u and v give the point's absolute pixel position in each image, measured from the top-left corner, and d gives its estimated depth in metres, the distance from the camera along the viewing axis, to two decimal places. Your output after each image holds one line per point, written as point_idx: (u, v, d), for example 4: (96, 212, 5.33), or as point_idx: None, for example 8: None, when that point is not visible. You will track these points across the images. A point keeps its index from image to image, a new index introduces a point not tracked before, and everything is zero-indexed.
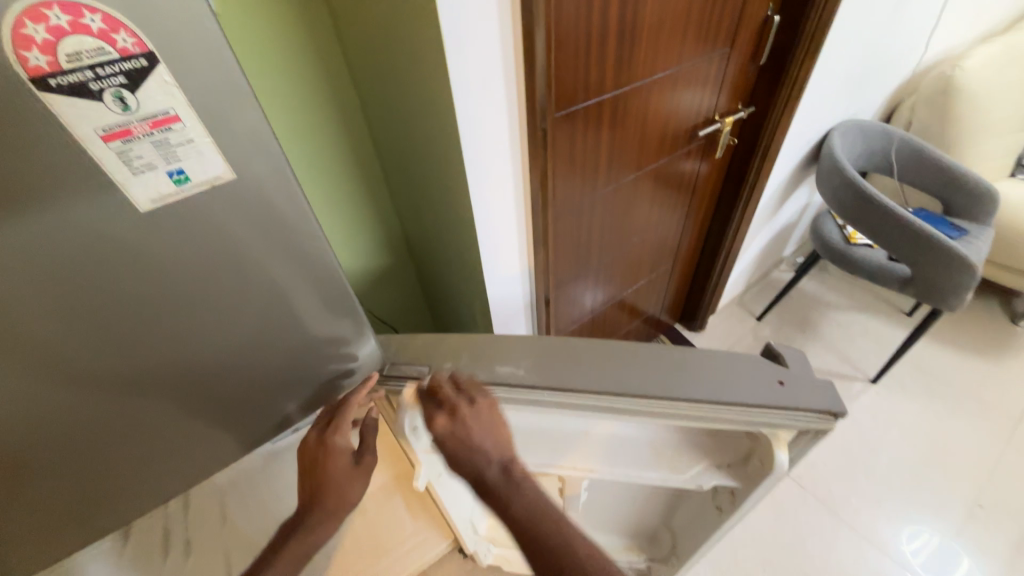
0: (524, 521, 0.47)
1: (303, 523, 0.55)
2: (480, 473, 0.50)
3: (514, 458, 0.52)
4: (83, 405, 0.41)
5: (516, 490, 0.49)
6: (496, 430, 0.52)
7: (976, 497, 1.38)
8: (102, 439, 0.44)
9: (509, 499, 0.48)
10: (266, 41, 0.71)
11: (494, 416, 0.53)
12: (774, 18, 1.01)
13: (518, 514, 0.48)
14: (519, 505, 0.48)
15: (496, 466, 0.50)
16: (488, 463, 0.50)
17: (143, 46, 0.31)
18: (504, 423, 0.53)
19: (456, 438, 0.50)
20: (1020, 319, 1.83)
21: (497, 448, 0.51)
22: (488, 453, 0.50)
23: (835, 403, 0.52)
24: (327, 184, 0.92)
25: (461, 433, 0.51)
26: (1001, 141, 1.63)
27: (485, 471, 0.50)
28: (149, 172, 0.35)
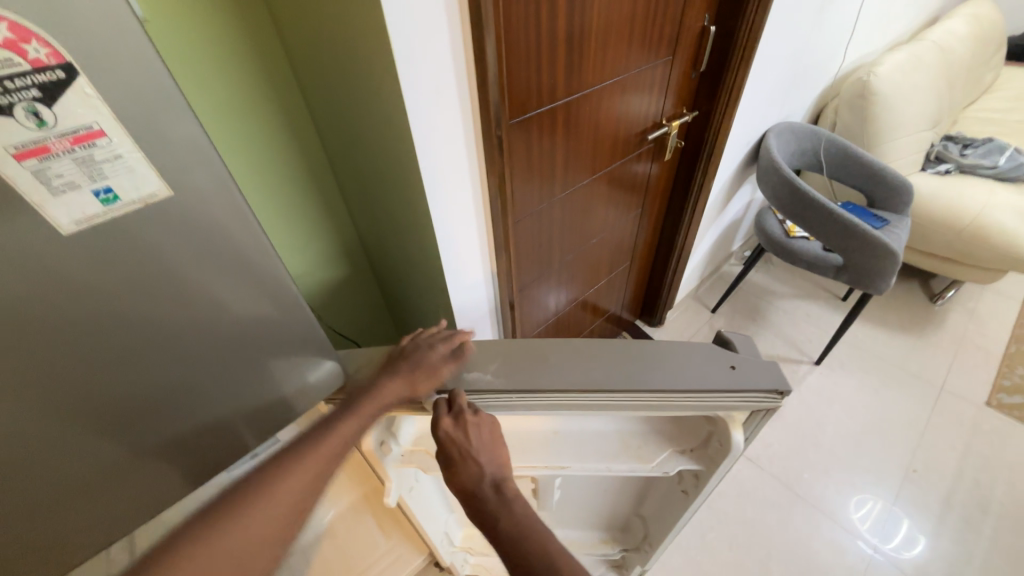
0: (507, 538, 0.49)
1: (373, 390, 0.53)
2: (471, 485, 0.53)
3: (503, 476, 0.55)
4: (2, 454, 0.37)
5: (502, 507, 0.52)
6: (492, 445, 0.55)
7: (910, 462, 1.52)
8: (27, 488, 0.40)
9: (497, 515, 0.51)
10: (201, 48, 0.67)
11: (494, 434, 0.55)
12: (711, 27, 1.07)
13: (500, 533, 0.49)
14: (503, 519, 0.50)
15: (487, 482, 0.53)
16: (481, 478, 0.53)
17: (59, 57, 0.29)
18: (501, 442, 0.56)
19: (455, 445, 0.53)
20: (937, 298, 2.03)
21: (488, 464, 0.54)
22: (481, 466, 0.53)
23: (781, 382, 0.56)
24: (277, 196, 0.89)
25: (463, 443, 0.53)
26: (911, 139, 1.81)
27: (475, 482, 0.53)
28: (71, 192, 0.32)
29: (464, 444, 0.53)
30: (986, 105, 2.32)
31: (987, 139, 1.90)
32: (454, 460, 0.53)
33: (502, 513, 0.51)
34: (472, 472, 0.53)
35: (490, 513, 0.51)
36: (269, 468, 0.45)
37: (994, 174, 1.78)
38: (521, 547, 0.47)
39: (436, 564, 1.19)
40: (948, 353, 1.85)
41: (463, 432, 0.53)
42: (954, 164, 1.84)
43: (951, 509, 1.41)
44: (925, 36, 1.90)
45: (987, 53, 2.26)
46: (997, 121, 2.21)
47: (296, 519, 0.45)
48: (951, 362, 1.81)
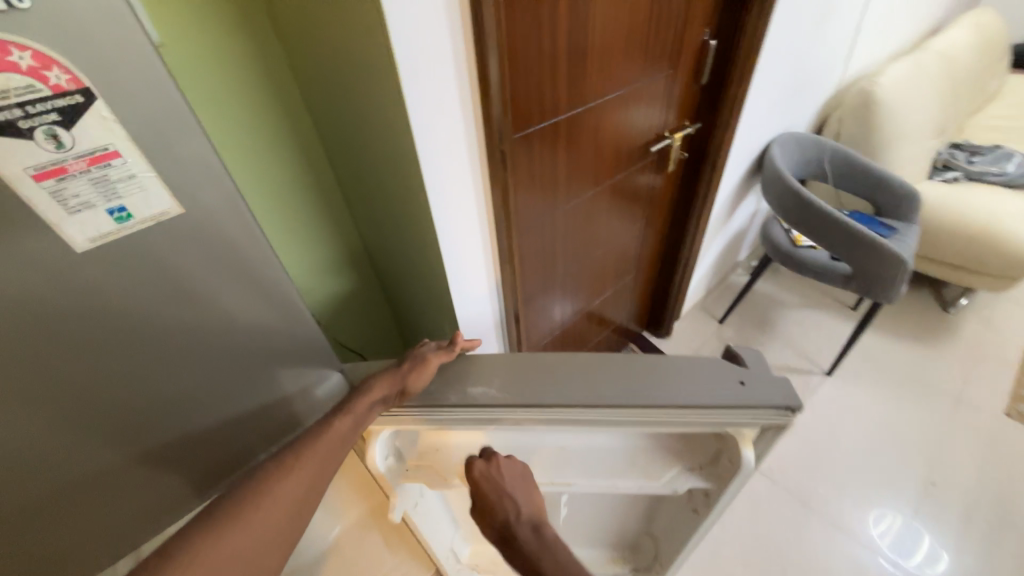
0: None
1: (363, 387, 0.55)
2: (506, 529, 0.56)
3: (541, 519, 0.56)
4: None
5: (544, 548, 0.53)
6: (525, 487, 0.58)
7: (929, 476, 1.48)
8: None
9: (540, 556, 0.52)
10: (214, 69, 0.70)
11: (525, 477, 0.59)
12: (711, 41, 1.09)
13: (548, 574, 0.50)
14: (547, 560, 0.51)
15: (526, 522, 0.55)
16: (519, 520, 0.55)
17: (78, 82, 0.30)
18: (534, 485, 0.59)
19: (490, 484, 0.57)
20: (950, 307, 2.00)
21: (524, 503, 0.56)
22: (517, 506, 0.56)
23: (793, 398, 0.54)
24: (285, 210, 0.90)
25: (497, 483, 0.57)
26: (917, 147, 1.80)
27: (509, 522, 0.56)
28: (86, 211, 0.33)
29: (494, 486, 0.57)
30: (992, 112, 2.31)
31: (995, 146, 1.89)
32: (490, 500, 0.56)
33: (544, 552, 0.52)
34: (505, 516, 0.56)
35: (531, 554, 0.53)
36: (244, 495, 0.47)
37: (1003, 181, 1.76)
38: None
39: None
40: (964, 363, 1.81)
41: (491, 476, 0.57)
42: (962, 172, 1.82)
43: (973, 526, 1.37)
44: (928, 45, 1.91)
45: (992, 61, 2.26)
46: (1004, 128, 2.19)
47: (295, 517, 0.49)
48: (967, 373, 1.77)
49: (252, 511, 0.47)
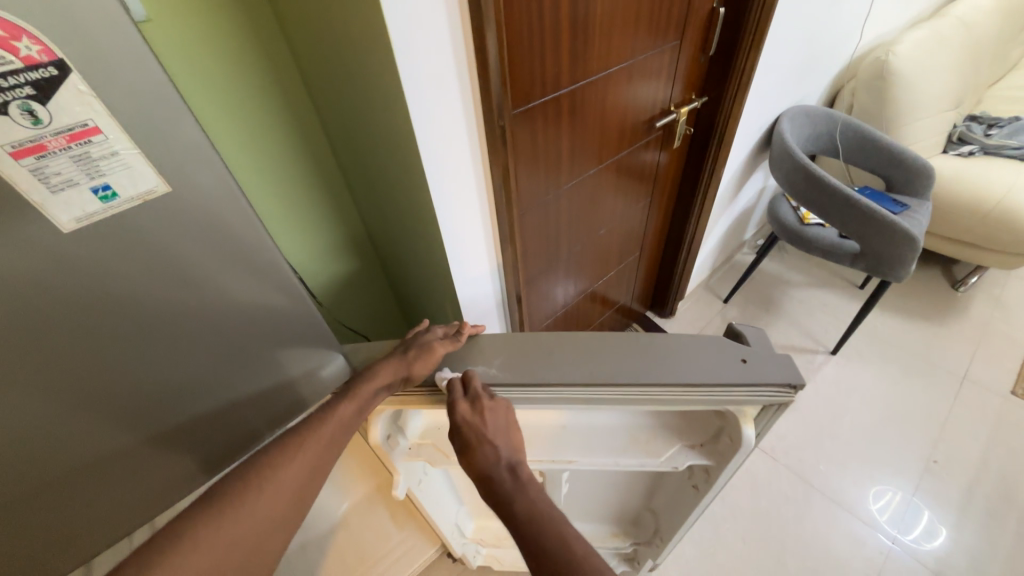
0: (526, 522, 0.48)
1: (370, 370, 0.56)
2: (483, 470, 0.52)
3: (520, 461, 0.54)
4: (16, 452, 0.38)
5: (519, 491, 0.50)
6: (507, 429, 0.54)
7: (931, 453, 1.48)
8: (42, 485, 0.41)
9: (514, 499, 0.50)
10: (202, 45, 0.67)
11: (508, 417, 0.54)
12: (720, 9, 1.04)
13: (519, 518, 0.48)
14: (520, 503, 0.49)
15: (504, 466, 0.52)
16: (497, 464, 0.52)
17: (51, 54, 0.29)
18: (516, 426, 0.55)
19: (471, 428, 0.52)
20: (959, 285, 1.97)
21: (504, 447, 0.53)
22: (497, 450, 0.52)
23: (795, 375, 0.54)
24: (283, 192, 0.89)
25: (478, 425, 0.52)
26: (932, 120, 1.75)
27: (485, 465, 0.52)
28: (69, 189, 0.32)
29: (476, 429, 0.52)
30: (1012, 83, 2.22)
31: (1013, 119, 1.82)
32: (470, 442, 0.52)
33: (519, 497, 0.50)
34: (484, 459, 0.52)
35: (505, 496, 0.50)
36: (250, 474, 0.48)
37: (1021, 155, 1.71)
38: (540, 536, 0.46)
39: (448, 557, 1.21)
40: (971, 341, 1.79)
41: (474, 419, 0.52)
42: (978, 146, 1.77)
43: (973, 501, 1.38)
44: (948, 12, 1.82)
45: (1014, 28, 2.16)
46: None
47: (301, 495, 0.50)
48: (974, 351, 1.76)
49: (260, 489, 0.48)
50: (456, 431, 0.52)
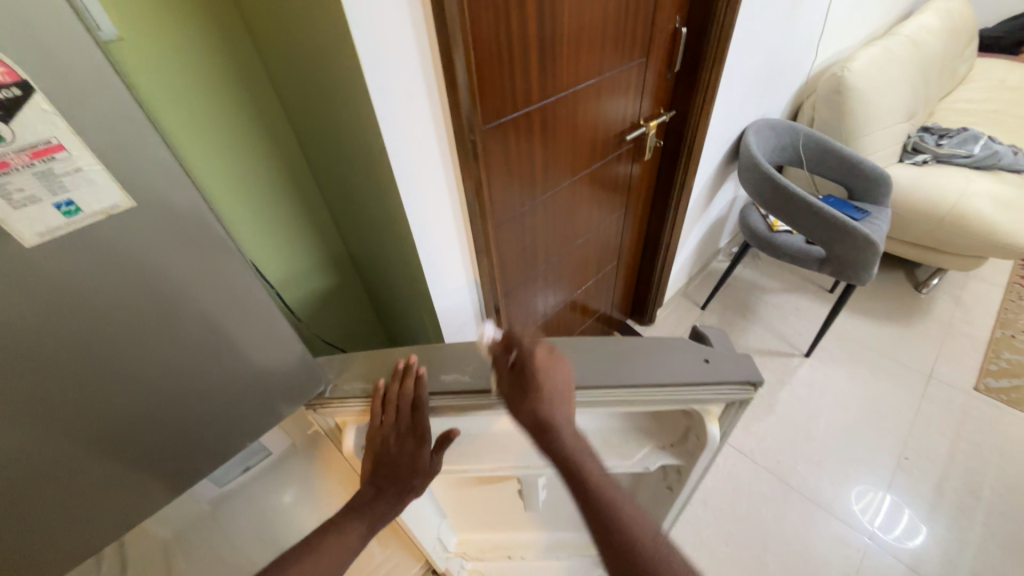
0: (602, 485, 0.48)
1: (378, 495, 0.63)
2: (554, 436, 0.50)
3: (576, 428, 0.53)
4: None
5: (585, 455, 0.50)
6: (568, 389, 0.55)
7: (902, 450, 1.53)
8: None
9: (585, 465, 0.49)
10: (174, 64, 0.68)
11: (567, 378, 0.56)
12: (682, 29, 1.10)
13: (593, 480, 0.48)
14: (592, 468, 0.49)
15: (569, 427, 0.51)
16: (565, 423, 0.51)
17: (15, 75, 0.29)
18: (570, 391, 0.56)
19: (550, 370, 0.53)
20: (922, 287, 2.06)
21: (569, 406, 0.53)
22: (566, 406, 0.52)
23: (753, 373, 0.56)
24: (258, 206, 0.89)
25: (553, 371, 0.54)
26: (888, 132, 1.85)
27: (556, 432, 0.50)
28: (33, 206, 0.32)
29: (563, 390, 0.53)
30: (959, 97, 2.38)
31: (962, 129, 1.94)
32: (545, 387, 0.52)
33: (588, 461, 0.50)
34: (560, 427, 0.50)
35: (573, 458, 0.49)
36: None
37: (970, 163, 1.81)
38: (636, 523, 0.47)
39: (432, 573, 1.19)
40: (935, 340, 1.87)
41: (560, 380, 0.53)
42: (931, 155, 1.87)
43: (943, 494, 1.42)
44: (897, 31, 1.94)
45: (959, 47, 2.32)
46: (971, 112, 2.25)
47: None
48: (938, 350, 1.83)
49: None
50: (538, 371, 0.52)
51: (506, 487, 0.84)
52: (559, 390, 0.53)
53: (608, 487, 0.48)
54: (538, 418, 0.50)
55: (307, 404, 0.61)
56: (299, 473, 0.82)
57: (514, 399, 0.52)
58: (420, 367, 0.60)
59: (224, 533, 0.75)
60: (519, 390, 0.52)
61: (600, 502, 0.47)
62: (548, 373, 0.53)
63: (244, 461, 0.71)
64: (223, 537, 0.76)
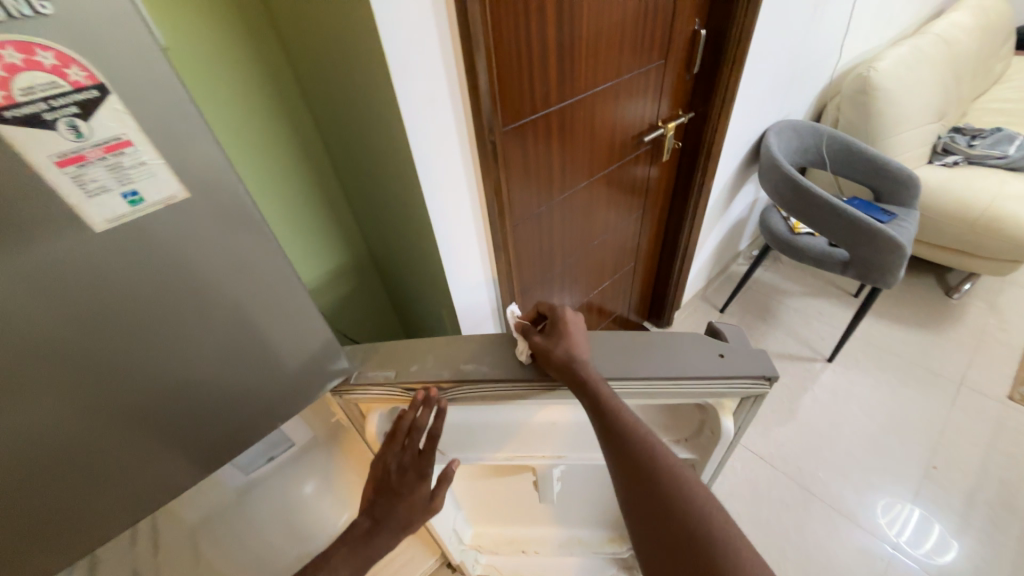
0: (611, 403, 0.52)
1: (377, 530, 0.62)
2: (578, 370, 0.55)
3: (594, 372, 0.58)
4: (32, 445, 0.39)
5: (599, 382, 0.54)
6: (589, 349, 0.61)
7: (930, 460, 1.48)
8: (54, 478, 0.42)
9: (597, 388, 0.53)
10: (215, 71, 0.72)
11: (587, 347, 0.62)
12: (701, 31, 1.10)
13: (603, 399, 0.53)
14: (605, 391, 0.53)
15: (587, 364, 0.57)
16: (585, 362, 0.57)
17: (95, 79, 0.32)
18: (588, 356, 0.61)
19: (573, 325, 0.62)
20: (953, 293, 1.99)
21: (589, 356, 0.59)
22: (586, 352, 0.59)
23: (769, 367, 0.56)
24: (287, 205, 0.93)
25: (575, 328, 0.62)
26: (917, 133, 1.80)
27: (579, 368, 0.56)
28: (103, 195, 0.35)
29: (582, 340, 0.60)
30: (994, 97, 2.29)
31: (996, 129, 1.87)
32: (569, 335, 0.60)
33: (600, 384, 0.54)
34: (583, 366, 0.56)
35: (587, 381, 0.54)
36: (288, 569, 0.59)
37: (1005, 164, 1.75)
38: (650, 441, 0.51)
39: (447, 566, 1.22)
40: (967, 348, 1.80)
41: (579, 332, 0.61)
42: (962, 156, 1.81)
43: (974, 507, 1.37)
44: (927, 29, 1.90)
45: (994, 44, 2.24)
46: (1007, 111, 2.17)
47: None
48: (971, 358, 1.77)
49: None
50: (563, 321, 0.62)
51: (521, 481, 0.86)
52: (580, 340, 0.60)
53: (626, 412, 0.53)
54: (566, 357, 0.57)
55: (332, 389, 0.63)
56: (320, 463, 0.85)
57: (542, 348, 0.59)
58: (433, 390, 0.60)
59: (248, 519, 0.78)
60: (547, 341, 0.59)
61: (620, 425, 0.52)
62: (569, 327, 0.61)
63: (267, 451, 0.74)
64: (246, 524, 0.78)
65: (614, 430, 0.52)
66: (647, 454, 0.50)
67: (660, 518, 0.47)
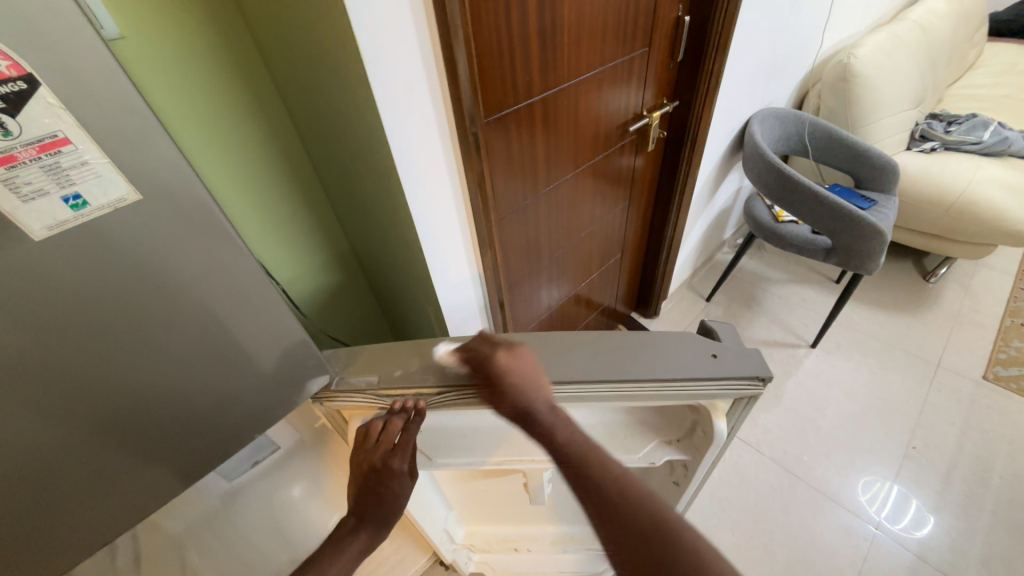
0: (569, 445, 0.53)
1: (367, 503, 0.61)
2: (539, 414, 0.54)
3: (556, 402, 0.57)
4: None
5: (557, 420, 0.55)
6: (538, 377, 0.57)
7: (910, 440, 1.52)
8: (9, 509, 0.39)
9: (554, 428, 0.54)
10: (172, 59, 0.67)
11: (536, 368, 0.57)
12: (685, 18, 1.08)
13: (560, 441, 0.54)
14: (561, 431, 0.54)
15: (542, 404, 0.55)
16: (537, 401, 0.55)
17: (20, 69, 0.29)
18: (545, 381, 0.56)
19: (512, 372, 0.56)
20: (930, 277, 2.04)
21: (541, 391, 0.55)
22: (537, 391, 0.55)
23: (762, 368, 0.56)
24: (260, 203, 0.89)
25: (513, 369, 0.57)
26: (895, 119, 1.82)
27: (537, 410, 0.55)
28: (41, 199, 0.32)
29: (538, 371, 0.57)
30: (968, 83, 2.34)
31: (971, 115, 1.91)
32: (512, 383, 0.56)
33: (559, 425, 0.54)
34: (538, 405, 0.55)
35: (545, 425, 0.54)
36: None
37: (979, 149, 1.79)
38: (618, 476, 0.52)
39: (441, 563, 1.22)
40: (943, 330, 1.85)
41: (532, 363, 0.58)
42: (939, 142, 1.85)
43: (951, 484, 1.41)
44: (904, 16, 1.91)
45: (968, 30, 2.27)
46: (981, 97, 2.21)
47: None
48: (947, 339, 1.82)
49: None
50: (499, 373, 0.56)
51: (512, 480, 0.85)
52: (535, 373, 0.57)
53: (589, 448, 0.54)
54: (523, 398, 0.55)
55: (313, 395, 0.61)
56: (308, 467, 0.83)
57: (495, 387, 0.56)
58: (420, 403, 0.60)
59: (235, 527, 0.75)
60: (501, 377, 0.56)
61: (586, 463, 0.52)
62: (513, 367, 0.57)
63: (252, 456, 0.72)
64: (232, 534, 0.75)
65: (585, 475, 0.52)
66: (618, 488, 0.51)
67: (643, 565, 0.46)
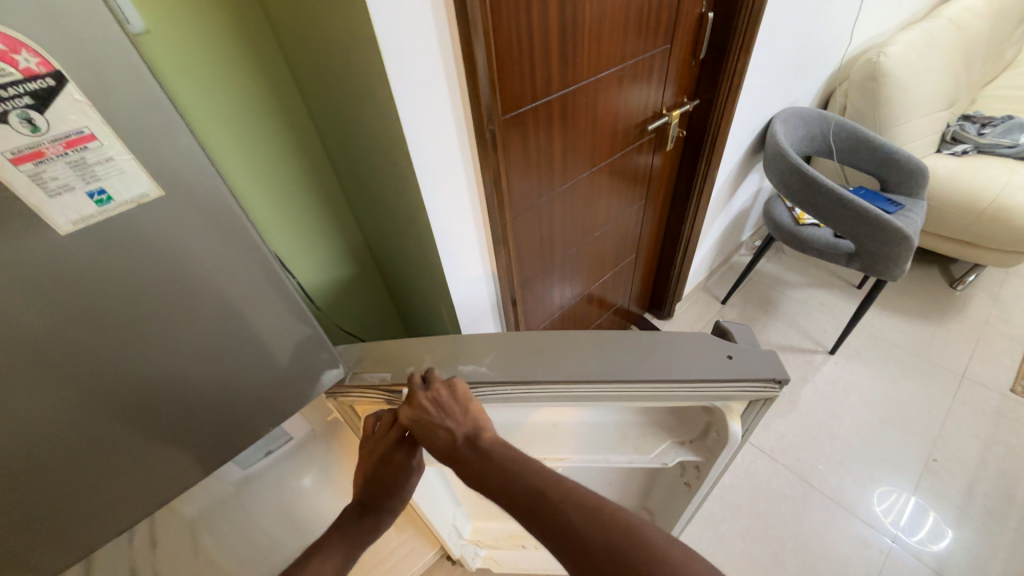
0: (500, 481, 0.50)
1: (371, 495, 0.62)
2: (461, 450, 0.53)
3: (480, 432, 0.54)
4: (10, 456, 0.37)
5: (483, 458, 0.52)
6: (457, 411, 0.55)
7: (930, 452, 1.48)
8: (34, 492, 0.40)
9: (480, 467, 0.52)
10: (194, 54, 0.68)
11: (452, 400, 0.56)
12: (708, 14, 1.06)
13: (488, 480, 0.51)
14: (486, 469, 0.51)
15: (461, 442, 0.53)
16: (454, 442, 0.53)
17: (49, 66, 0.29)
18: (465, 409, 0.55)
19: (421, 422, 0.56)
20: (957, 284, 1.97)
21: (459, 426, 0.54)
22: (452, 430, 0.54)
23: (778, 370, 0.55)
24: (277, 197, 0.90)
25: (423, 416, 0.56)
26: (926, 120, 1.76)
27: (459, 450, 0.53)
28: (66, 194, 0.32)
29: (462, 404, 0.56)
30: (1005, 82, 2.23)
31: (1007, 117, 1.83)
32: (427, 431, 0.55)
33: (484, 464, 0.52)
34: (457, 445, 0.53)
35: (472, 470, 0.52)
36: None
37: (1015, 153, 1.71)
38: (564, 498, 0.46)
39: (447, 558, 1.23)
40: (970, 339, 1.79)
41: (458, 395, 0.56)
42: (972, 145, 1.78)
43: (973, 499, 1.37)
44: (939, 13, 1.84)
45: (1007, 28, 2.18)
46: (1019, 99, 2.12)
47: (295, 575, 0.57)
48: (973, 349, 1.76)
49: None
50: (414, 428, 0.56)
51: None
52: (456, 407, 0.55)
53: (520, 477, 0.49)
54: (442, 436, 0.54)
55: (327, 390, 0.61)
56: (320, 458, 0.84)
57: (416, 423, 0.56)
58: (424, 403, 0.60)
59: (248, 514, 0.77)
60: (417, 415, 0.56)
61: (520, 494, 0.48)
62: (425, 410, 0.56)
63: (265, 446, 0.73)
64: (245, 519, 0.77)
65: (525, 511, 0.47)
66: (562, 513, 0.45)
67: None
